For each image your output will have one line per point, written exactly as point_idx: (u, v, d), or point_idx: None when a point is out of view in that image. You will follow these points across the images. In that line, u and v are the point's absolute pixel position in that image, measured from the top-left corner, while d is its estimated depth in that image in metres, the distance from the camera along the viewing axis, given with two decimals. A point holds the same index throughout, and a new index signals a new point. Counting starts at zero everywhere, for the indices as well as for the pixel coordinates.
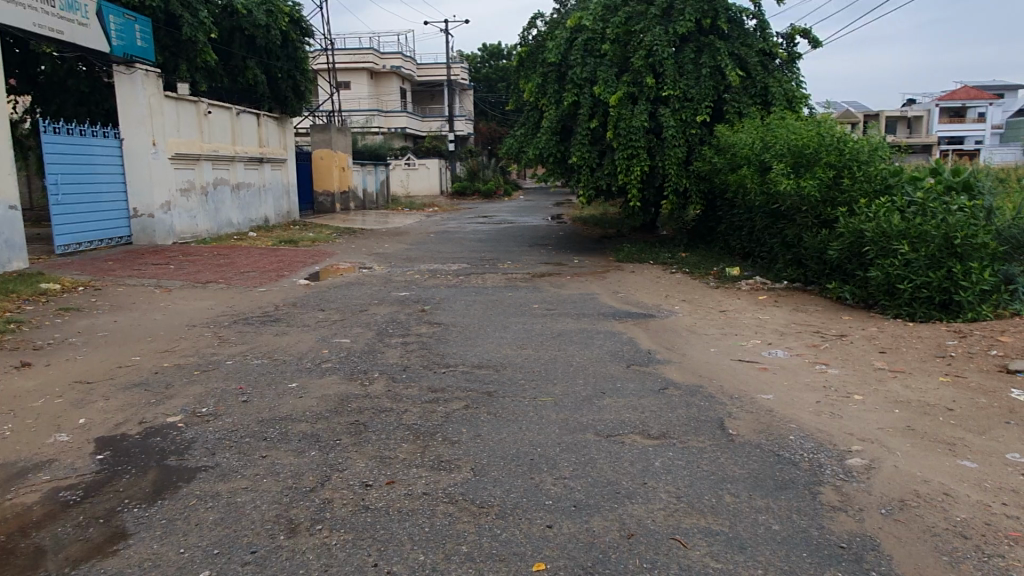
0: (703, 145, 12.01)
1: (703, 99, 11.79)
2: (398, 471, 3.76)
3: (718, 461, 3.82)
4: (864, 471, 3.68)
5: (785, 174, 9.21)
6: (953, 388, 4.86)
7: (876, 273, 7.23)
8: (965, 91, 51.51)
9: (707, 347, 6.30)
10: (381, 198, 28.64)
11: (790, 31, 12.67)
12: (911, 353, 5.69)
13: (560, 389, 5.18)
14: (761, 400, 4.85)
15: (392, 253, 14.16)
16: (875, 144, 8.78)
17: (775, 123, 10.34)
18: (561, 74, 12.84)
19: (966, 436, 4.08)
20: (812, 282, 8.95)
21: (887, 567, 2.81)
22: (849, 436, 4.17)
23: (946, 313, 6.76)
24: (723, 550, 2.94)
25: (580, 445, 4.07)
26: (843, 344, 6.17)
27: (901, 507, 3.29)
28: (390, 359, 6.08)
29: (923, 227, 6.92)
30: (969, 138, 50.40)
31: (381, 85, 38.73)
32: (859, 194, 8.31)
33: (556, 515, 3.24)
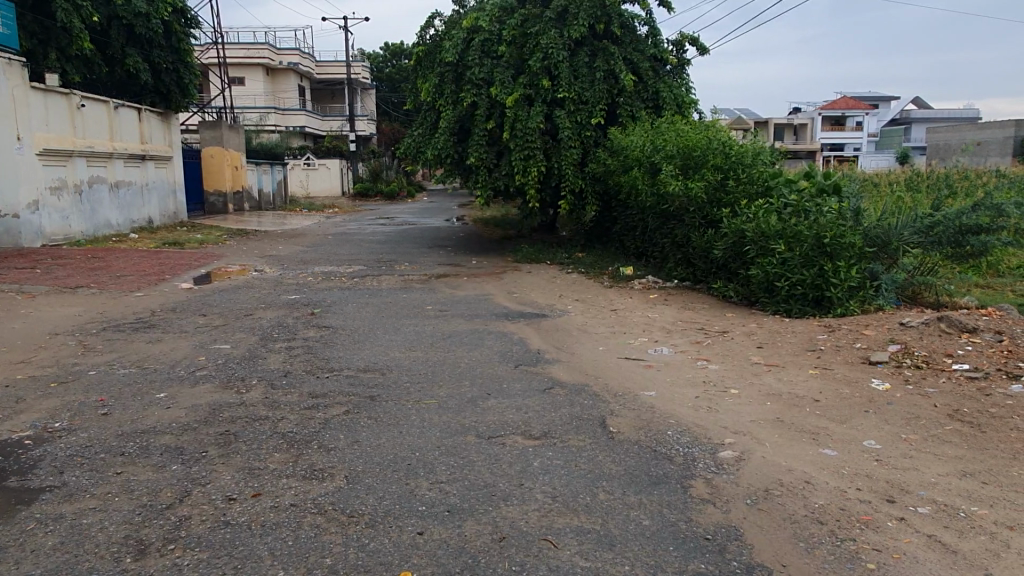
0: (598, 147, 12.19)
1: (597, 102, 11.96)
2: (265, 482, 3.57)
3: (595, 460, 3.83)
4: (734, 463, 3.78)
5: (674, 176, 9.46)
6: (820, 379, 5.10)
7: (756, 271, 7.53)
8: (845, 102, 55.35)
9: (595, 346, 6.37)
10: (278, 200, 27.68)
11: (679, 38, 13.06)
12: (785, 347, 5.94)
13: (445, 391, 5.09)
14: (643, 397, 4.92)
15: (286, 254, 13.69)
16: (756, 147, 9.13)
17: (665, 126, 10.62)
18: (458, 75, 12.73)
19: (829, 426, 4.27)
20: (700, 281, 9.22)
21: (748, 557, 2.88)
22: (723, 430, 4.28)
23: (818, 310, 7.11)
24: (593, 548, 2.94)
25: (460, 449, 4.00)
26: (723, 340, 6.37)
27: (765, 497, 3.39)
28: (271, 366, 5.81)
29: (797, 228, 7.26)
30: (848, 146, 53.80)
31: (278, 82, 37.53)
32: (742, 196, 8.63)
33: (428, 521, 3.16)
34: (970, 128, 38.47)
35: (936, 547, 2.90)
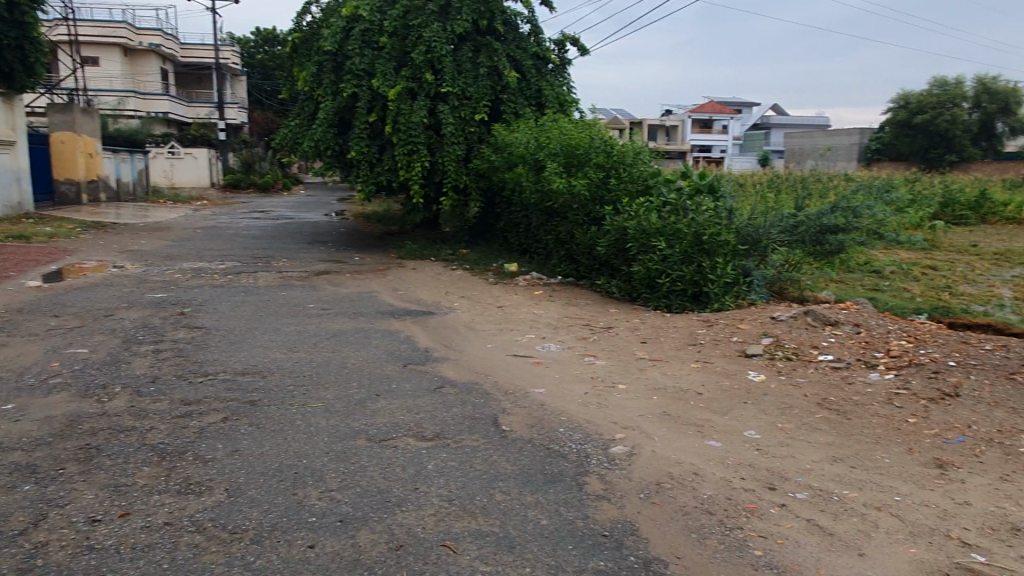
0: (482, 143, 12.14)
1: (481, 98, 11.91)
2: (135, 500, 3.27)
3: (490, 460, 3.79)
4: (625, 459, 3.85)
5: (558, 173, 9.56)
6: (702, 372, 5.31)
7: (638, 267, 7.75)
8: (712, 106, 58.55)
9: (483, 343, 6.33)
10: (140, 190, 25.80)
11: (561, 38, 13.23)
12: (667, 342, 6.13)
13: (331, 394, 4.88)
14: (534, 394, 4.93)
15: (150, 250, 12.75)
16: (636, 147, 9.41)
17: (549, 124, 10.74)
18: (337, 64, 12.30)
19: (712, 418, 4.45)
20: (583, 277, 9.38)
21: (644, 551, 2.93)
22: (613, 425, 4.36)
23: (696, 304, 7.41)
24: (493, 552, 2.89)
25: (350, 454, 3.83)
26: (608, 335, 6.52)
27: (657, 490, 3.47)
28: (136, 371, 5.36)
29: (676, 226, 7.55)
30: (715, 147, 56.84)
31: (137, 64, 35.05)
32: (623, 194, 8.85)
33: (319, 533, 3.00)
34: (822, 134, 41.70)
35: (815, 530, 3.07)
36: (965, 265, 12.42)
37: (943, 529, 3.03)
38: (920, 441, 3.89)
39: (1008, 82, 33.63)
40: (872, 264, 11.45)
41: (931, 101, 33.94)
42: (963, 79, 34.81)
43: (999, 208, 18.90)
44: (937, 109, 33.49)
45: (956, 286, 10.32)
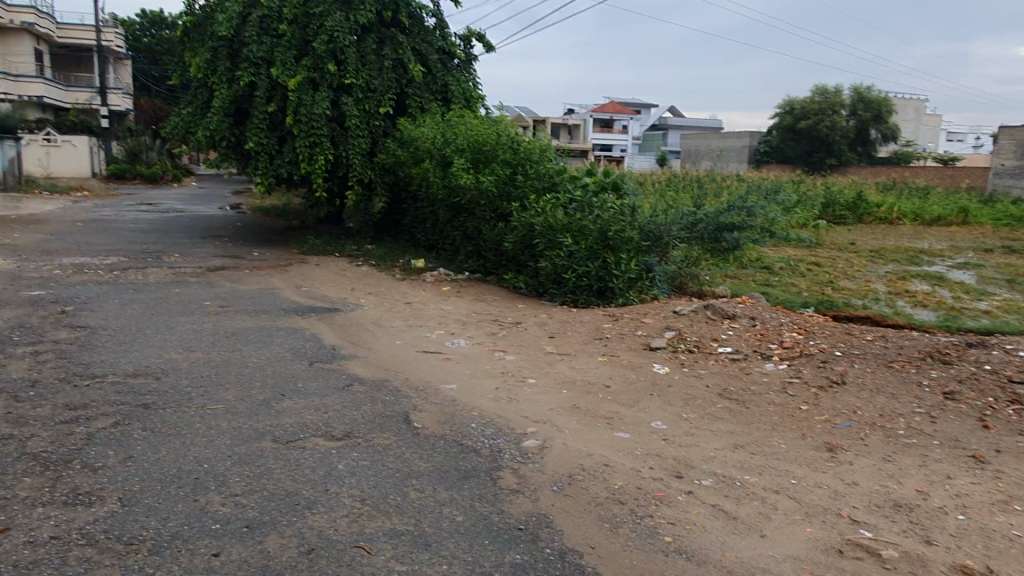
0: (387, 137, 11.94)
1: (386, 91, 11.69)
2: (15, 514, 3.01)
3: (402, 458, 3.73)
4: (538, 452, 3.88)
5: (465, 169, 9.52)
6: (609, 366, 5.43)
7: (545, 263, 7.83)
8: (613, 106, 60.03)
9: (392, 340, 6.23)
10: (11, 179, 23.88)
11: (467, 33, 13.17)
12: (575, 337, 6.23)
13: (233, 395, 4.67)
14: (445, 391, 4.89)
15: (24, 244, 11.81)
16: (542, 144, 9.49)
17: (455, 119, 10.68)
18: (233, 51, 11.76)
19: (620, 409, 4.55)
20: (491, 273, 9.38)
21: (559, 542, 2.97)
22: (525, 420, 4.39)
23: (602, 300, 7.56)
24: (408, 551, 2.84)
25: (255, 457, 3.68)
26: (517, 330, 6.56)
27: (569, 482, 3.52)
28: (12, 375, 4.94)
29: (582, 223, 7.69)
30: (616, 147, 58.31)
31: (7, 43, 32.44)
32: (530, 190, 8.91)
33: (224, 540, 2.87)
34: (715, 137, 43.57)
35: (720, 515, 3.20)
36: (845, 261, 13.29)
37: (835, 508, 3.22)
38: (812, 427, 4.13)
39: (880, 93, 36.27)
40: (762, 260, 12.06)
41: (814, 107, 36.12)
42: (842, 88, 37.20)
43: (874, 208, 20.34)
44: (820, 114, 35.55)
45: (838, 281, 11.02)
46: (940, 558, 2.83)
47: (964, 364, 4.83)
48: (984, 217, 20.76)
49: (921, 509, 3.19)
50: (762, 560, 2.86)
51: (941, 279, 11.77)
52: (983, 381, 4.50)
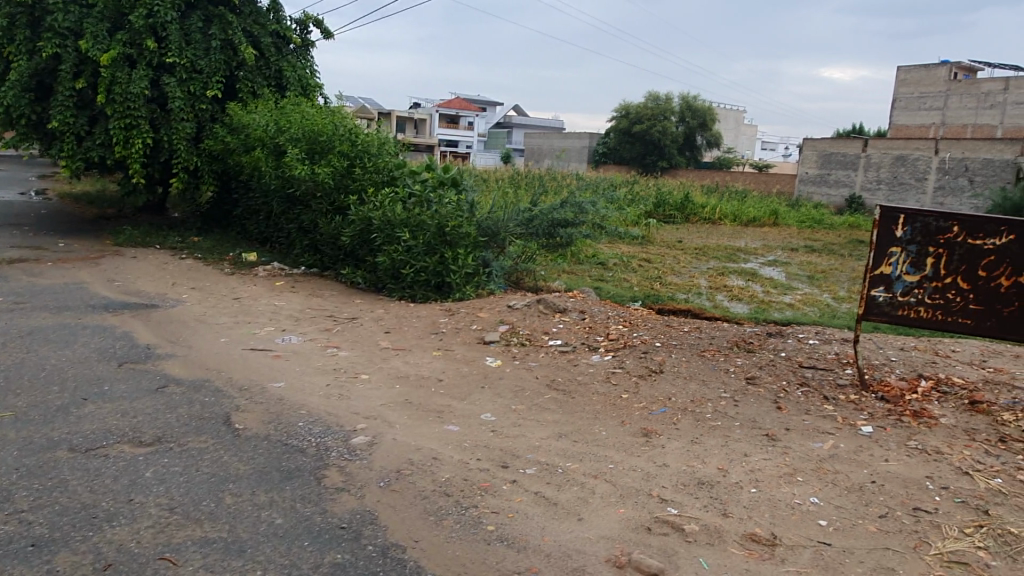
0: (216, 122, 11.24)
1: (213, 74, 10.98)
2: None
3: (219, 461, 3.54)
4: (366, 448, 3.82)
5: (299, 159, 9.16)
6: (443, 360, 5.46)
7: (382, 258, 7.72)
8: (459, 102, 60.29)
9: (216, 337, 5.89)
10: None
11: (303, 17, 12.68)
12: (411, 332, 6.21)
13: (25, 401, 4.20)
14: (272, 389, 4.70)
15: None
16: (381, 137, 9.34)
17: (289, 107, 10.27)
18: (34, 19, 10.57)
19: (451, 403, 4.59)
20: (327, 268, 9.10)
21: (382, 538, 2.94)
22: (355, 416, 4.31)
23: (439, 295, 7.58)
24: (220, 559, 2.70)
25: (47, 468, 3.33)
26: (352, 326, 6.42)
27: (397, 477, 3.50)
28: None
29: (420, 218, 7.65)
30: (462, 143, 58.63)
31: None
32: (368, 184, 8.75)
33: (3, 563, 2.57)
34: (557, 137, 45.00)
35: (541, 501, 3.31)
36: (672, 258, 14.20)
37: (646, 489, 3.44)
38: (630, 414, 4.37)
39: (705, 103, 39.13)
40: (598, 257, 12.60)
41: (647, 113, 38.30)
42: (672, 96, 39.74)
43: (699, 209, 21.90)
44: (652, 120, 37.77)
45: (665, 277, 11.74)
46: (734, 529, 3.10)
47: (764, 352, 5.32)
48: (790, 220, 22.98)
49: (721, 484, 3.48)
50: (577, 542, 3.00)
51: (754, 274, 12.88)
52: (779, 367, 4.98)
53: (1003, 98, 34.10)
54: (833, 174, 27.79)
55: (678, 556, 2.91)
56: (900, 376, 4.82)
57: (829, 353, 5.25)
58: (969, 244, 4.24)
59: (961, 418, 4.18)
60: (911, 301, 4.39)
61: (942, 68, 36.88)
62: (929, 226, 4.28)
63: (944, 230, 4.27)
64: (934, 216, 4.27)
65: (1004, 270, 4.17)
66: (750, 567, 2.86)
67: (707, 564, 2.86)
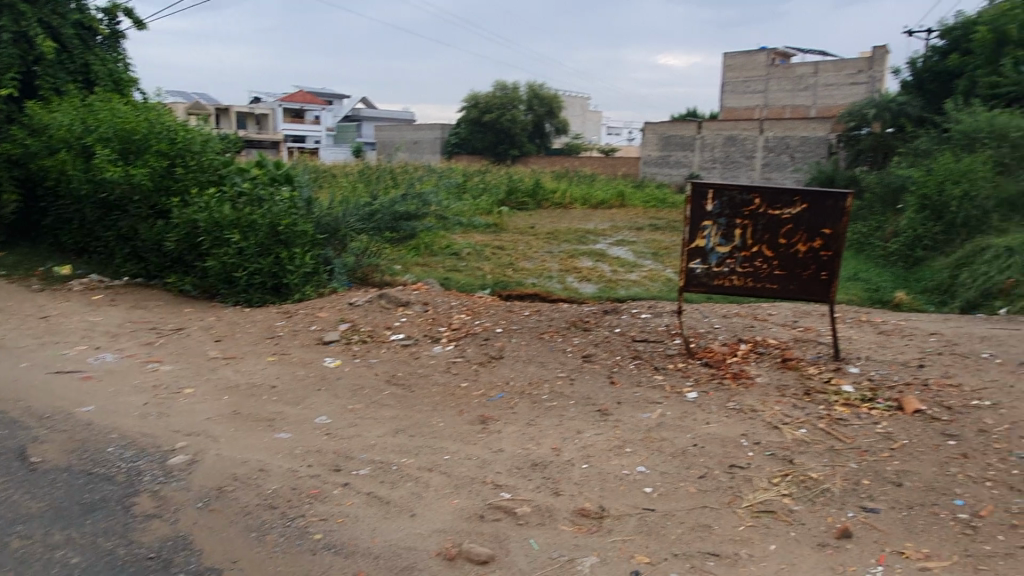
0: (12, 123, 10.08)
1: (5, 69, 9.84)
2: None
3: (7, 502, 3.16)
4: (185, 468, 3.55)
5: (111, 161, 8.41)
6: (278, 365, 5.20)
7: (212, 262, 7.25)
8: (303, 96, 58.17)
9: (16, 362, 5.28)
10: None
11: (111, 7, 11.64)
12: (244, 338, 5.88)
13: None
14: (79, 414, 4.26)
15: None
16: (205, 134, 8.77)
17: (98, 104, 9.40)
18: None
19: (283, 410, 4.37)
20: (154, 277, 8.45)
21: (196, 565, 2.73)
22: (174, 434, 3.99)
23: (277, 297, 7.26)
24: None
25: None
26: (179, 337, 5.98)
27: (217, 496, 3.26)
28: None
29: (250, 217, 7.24)
30: (310, 138, 56.55)
31: None
32: (192, 184, 8.19)
33: None
34: (409, 128, 44.50)
35: (373, 502, 3.21)
36: (524, 244, 14.41)
37: (480, 476, 3.42)
38: (469, 403, 4.35)
39: (551, 91, 40.07)
40: (451, 247, 12.55)
41: (496, 102, 38.69)
42: (519, 86, 40.32)
43: (550, 195, 22.34)
44: (501, 109, 38.20)
45: (517, 263, 11.87)
46: (565, 507, 3.15)
47: (599, 329, 5.48)
48: (636, 201, 23.99)
49: (553, 464, 3.52)
50: (408, 539, 2.93)
51: (602, 255, 13.30)
52: (612, 343, 5.14)
53: (815, 81, 37.34)
54: (673, 155, 29.39)
55: (509, 540, 2.91)
56: (722, 341, 5.12)
57: (660, 326, 5.49)
58: (770, 214, 4.56)
59: (774, 376, 4.49)
60: (725, 271, 4.67)
61: (762, 54, 39.83)
62: (734, 199, 4.55)
63: (747, 202, 4.56)
64: (738, 190, 4.54)
65: (800, 237, 4.54)
66: (579, 541, 2.90)
67: (536, 545, 2.88)
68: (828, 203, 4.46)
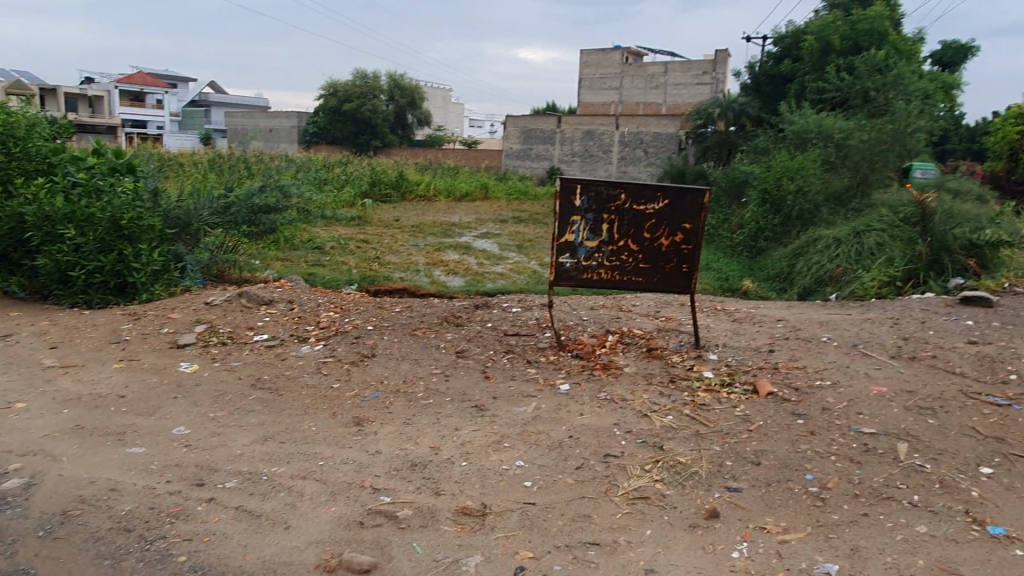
0: None
1: None
2: None
3: None
4: (20, 493, 3.18)
5: None
6: (126, 372, 4.78)
7: (43, 261, 6.53)
8: (142, 77, 53.93)
9: None
10: None
11: None
12: (85, 344, 5.36)
13: None
14: None
15: None
16: (30, 117, 7.87)
17: None
18: None
19: (135, 421, 4.02)
20: None
21: None
22: (5, 456, 3.56)
23: (121, 297, 6.69)
24: None
25: None
26: (6, 345, 5.36)
27: (62, 522, 2.95)
28: None
29: (87, 209, 6.58)
30: (151, 123, 52.56)
31: None
32: (16, 172, 7.34)
33: None
34: (262, 115, 42.45)
35: (242, 516, 3.03)
36: (389, 237, 14.16)
37: (358, 481, 3.32)
38: (341, 404, 4.21)
39: (412, 81, 39.60)
40: (313, 241, 12.10)
41: (355, 90, 37.72)
42: (379, 75, 39.53)
43: (413, 187, 22.08)
44: (361, 97, 37.29)
45: (383, 256, 11.64)
46: (446, 506, 3.11)
47: (472, 324, 5.47)
48: (499, 193, 24.25)
49: (433, 463, 3.48)
50: (283, 553, 2.79)
51: (468, 248, 13.32)
52: (486, 337, 5.15)
53: (664, 80, 39.35)
54: (534, 149, 29.93)
55: (392, 545, 2.84)
56: (591, 333, 5.27)
57: (531, 319, 5.57)
58: (634, 209, 4.74)
59: (641, 365, 4.68)
60: (593, 265, 4.80)
61: (616, 52, 41.44)
62: (602, 195, 4.68)
63: (614, 198, 4.71)
64: (604, 186, 4.67)
65: (663, 231, 4.75)
66: (462, 541, 2.89)
67: (420, 548, 2.83)
68: (687, 199, 4.69)
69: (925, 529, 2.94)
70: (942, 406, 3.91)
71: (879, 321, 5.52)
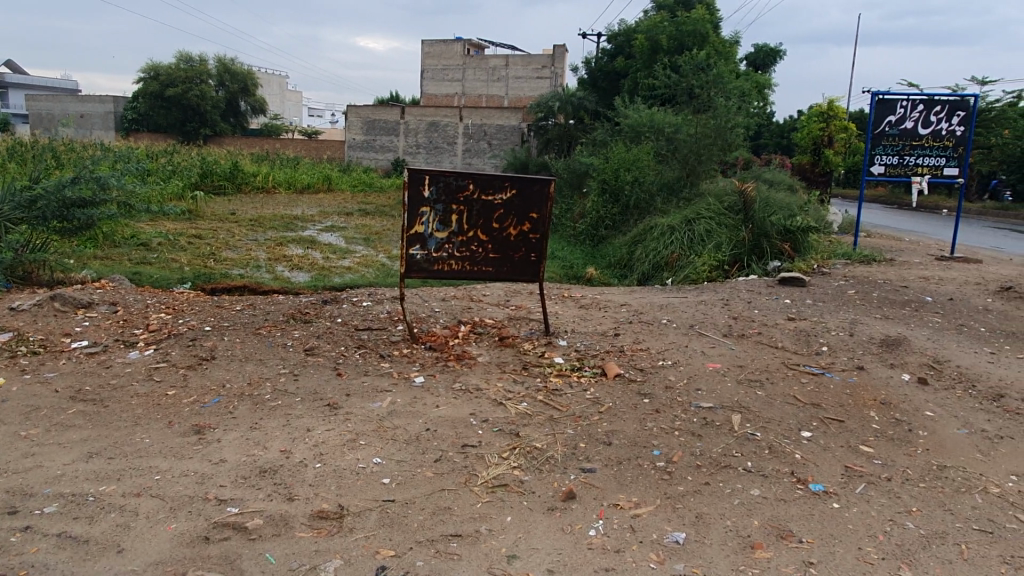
0: None
1: None
2: None
3: None
4: None
5: None
6: None
7: None
8: None
9: None
10: None
11: None
12: None
13: None
14: None
15: None
16: None
17: None
18: None
19: None
20: None
21: None
22: None
23: None
24: None
25: None
26: None
27: None
28: None
29: None
30: None
31: None
32: None
33: None
34: (72, 100, 38.54)
35: (66, 544, 2.72)
36: (224, 232, 13.35)
37: (201, 493, 3.09)
38: (178, 413, 3.90)
39: (243, 66, 37.56)
40: (137, 237, 11.16)
41: (180, 74, 35.18)
42: (207, 59, 37.14)
43: (250, 178, 20.95)
44: (187, 82, 34.85)
45: (219, 252, 10.96)
46: (300, 511, 2.97)
47: (320, 320, 5.27)
48: (343, 185, 23.61)
49: (284, 468, 3.30)
50: None
51: (312, 242, 12.84)
52: (335, 333, 4.97)
53: (505, 72, 40.07)
54: (378, 140, 29.24)
55: (242, 558, 2.67)
56: (443, 324, 5.25)
57: (381, 313, 5.45)
58: (483, 200, 4.75)
59: (494, 354, 4.72)
60: (444, 256, 4.78)
61: (457, 43, 41.58)
62: (450, 185, 4.64)
63: (462, 188, 4.69)
64: (453, 176, 4.63)
65: (511, 220, 4.82)
66: (319, 546, 2.77)
67: (272, 559, 2.68)
68: (534, 189, 4.78)
69: (758, 492, 3.19)
70: (768, 378, 4.27)
71: (711, 303, 5.93)
